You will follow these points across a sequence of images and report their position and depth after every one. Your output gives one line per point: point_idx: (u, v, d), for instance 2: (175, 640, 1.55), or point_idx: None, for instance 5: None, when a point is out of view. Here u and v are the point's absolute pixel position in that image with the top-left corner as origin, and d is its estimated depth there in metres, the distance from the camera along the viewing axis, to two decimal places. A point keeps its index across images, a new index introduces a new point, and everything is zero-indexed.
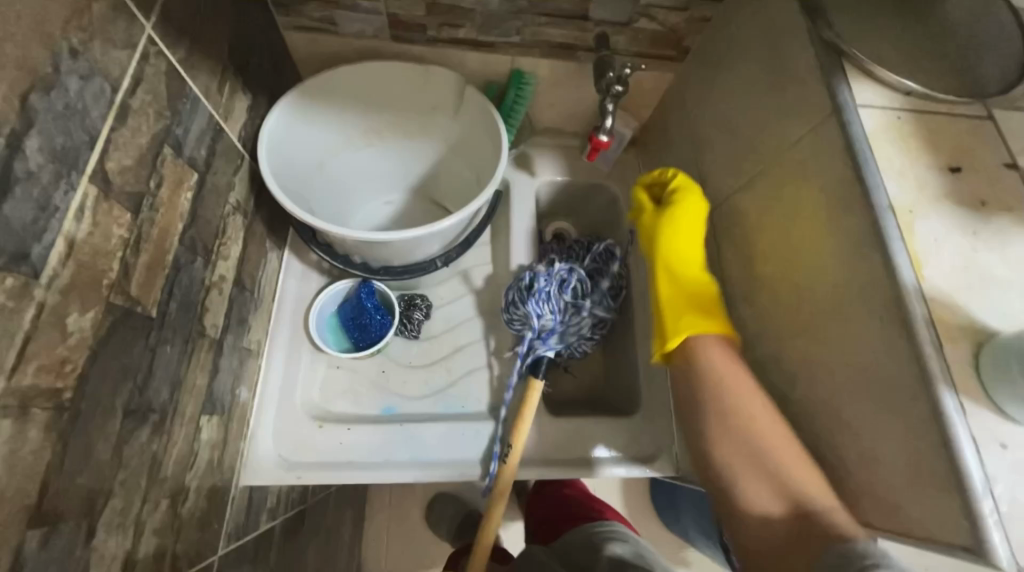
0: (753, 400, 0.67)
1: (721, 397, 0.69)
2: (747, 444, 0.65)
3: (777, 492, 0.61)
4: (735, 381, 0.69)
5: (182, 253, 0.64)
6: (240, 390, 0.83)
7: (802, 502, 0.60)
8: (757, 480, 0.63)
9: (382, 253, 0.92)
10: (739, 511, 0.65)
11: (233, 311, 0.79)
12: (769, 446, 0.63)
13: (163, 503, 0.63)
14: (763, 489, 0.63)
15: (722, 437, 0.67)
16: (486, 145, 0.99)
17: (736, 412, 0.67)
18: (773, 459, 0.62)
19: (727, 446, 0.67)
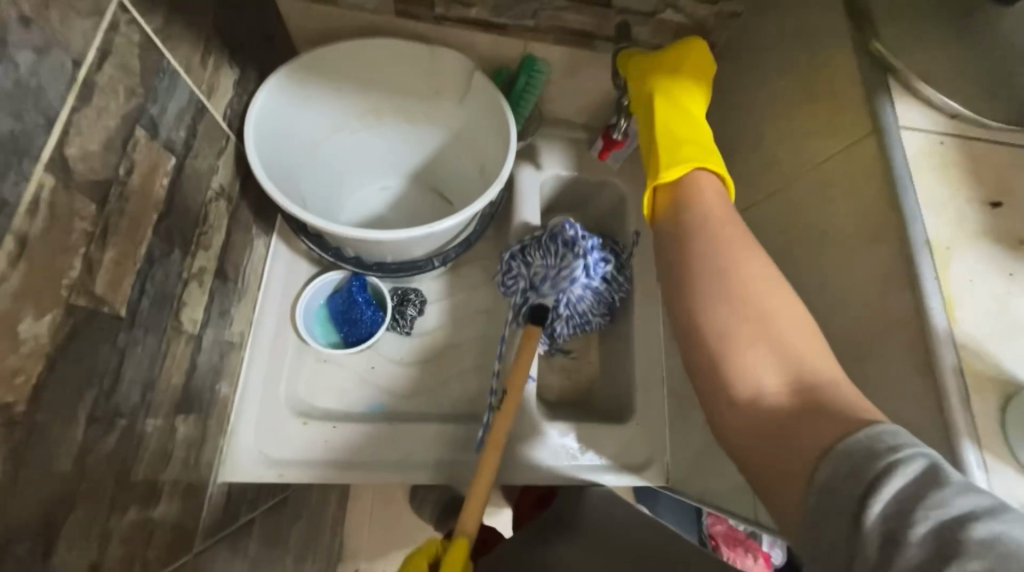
0: (750, 255, 0.56)
1: (705, 243, 0.58)
2: (733, 283, 0.54)
3: (771, 363, 0.49)
4: (729, 229, 0.59)
5: (157, 245, 0.59)
6: (220, 385, 0.79)
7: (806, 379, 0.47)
8: (752, 345, 0.50)
9: (376, 247, 0.87)
10: (725, 406, 0.51)
11: (213, 304, 0.74)
12: (765, 309, 0.51)
13: (134, 508, 0.60)
14: (759, 360, 0.49)
15: (708, 284, 0.55)
16: (492, 137, 0.93)
17: (728, 266, 0.55)
18: (770, 320, 0.51)
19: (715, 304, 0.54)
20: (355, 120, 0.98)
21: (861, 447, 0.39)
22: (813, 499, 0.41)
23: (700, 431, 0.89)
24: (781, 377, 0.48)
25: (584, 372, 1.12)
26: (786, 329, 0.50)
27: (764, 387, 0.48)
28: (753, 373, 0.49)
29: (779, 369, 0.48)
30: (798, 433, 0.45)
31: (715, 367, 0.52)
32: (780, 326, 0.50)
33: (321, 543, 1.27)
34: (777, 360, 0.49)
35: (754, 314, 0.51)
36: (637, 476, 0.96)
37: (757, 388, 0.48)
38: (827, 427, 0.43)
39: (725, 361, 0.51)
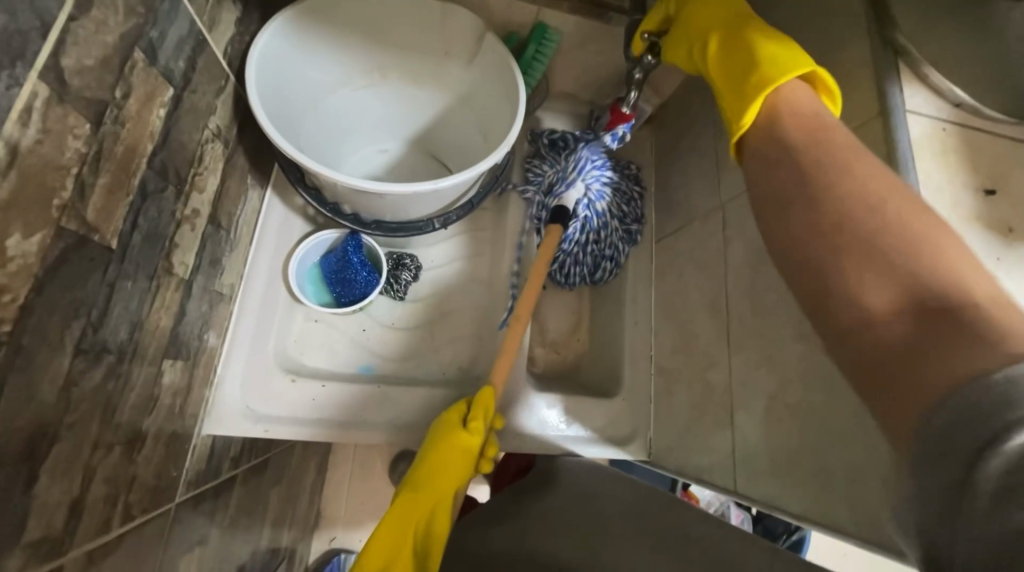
0: (867, 167, 0.47)
1: (812, 152, 0.50)
2: (837, 203, 0.46)
3: (897, 283, 0.41)
4: (829, 144, 0.50)
5: (151, 179, 0.56)
6: (208, 335, 0.78)
7: (946, 297, 0.39)
8: (876, 262, 0.42)
9: (376, 206, 0.85)
10: (835, 329, 0.43)
11: (205, 250, 0.72)
12: (893, 228, 0.42)
13: (118, 448, 0.59)
14: (881, 277, 0.41)
15: (813, 203, 0.47)
16: (499, 102, 0.91)
17: (841, 178, 0.47)
18: (884, 239, 0.42)
19: (824, 218, 0.46)
20: (360, 75, 0.95)
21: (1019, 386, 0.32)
22: (933, 431, 0.35)
23: (684, 406, 0.92)
24: (911, 296, 0.40)
25: (573, 347, 1.13)
26: (924, 243, 0.41)
27: (890, 308, 0.40)
28: (877, 291, 0.41)
29: (907, 284, 0.40)
30: (929, 362, 0.37)
31: (826, 287, 0.44)
32: (912, 238, 0.42)
33: (298, 507, 1.27)
34: (911, 275, 0.40)
35: (877, 228, 0.43)
36: (620, 448, 0.98)
37: (878, 305, 0.41)
38: (969, 356, 0.36)
39: (839, 281, 0.43)
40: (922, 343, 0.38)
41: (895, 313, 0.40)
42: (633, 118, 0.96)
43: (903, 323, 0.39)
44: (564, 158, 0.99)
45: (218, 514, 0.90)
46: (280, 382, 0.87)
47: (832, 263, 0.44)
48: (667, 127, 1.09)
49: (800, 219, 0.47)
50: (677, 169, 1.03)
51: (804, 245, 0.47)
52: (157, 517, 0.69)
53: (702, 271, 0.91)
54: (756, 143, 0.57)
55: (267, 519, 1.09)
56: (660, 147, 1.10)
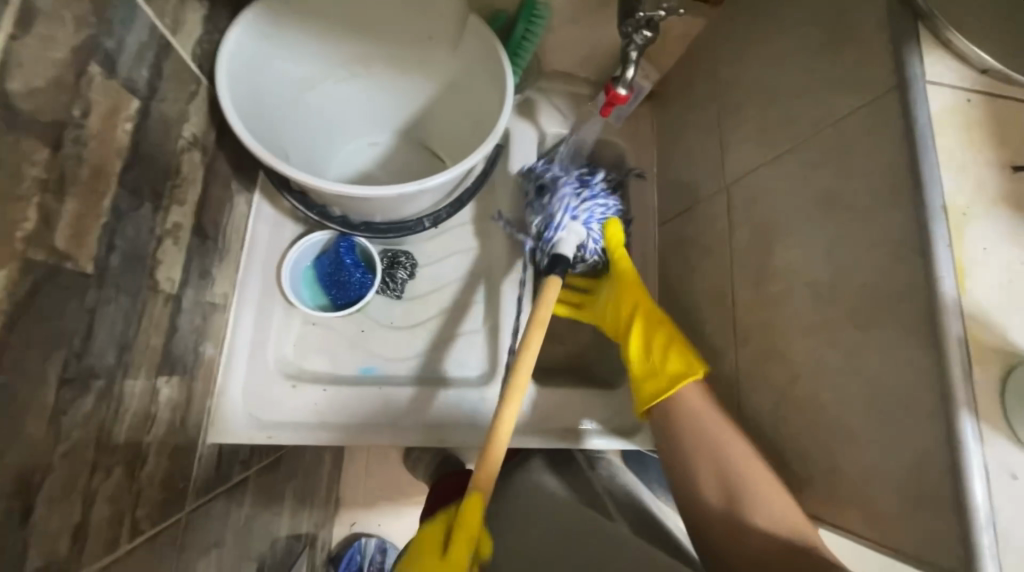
0: (724, 432, 0.71)
1: (698, 449, 0.72)
2: (717, 470, 0.70)
3: (756, 508, 0.65)
4: (719, 436, 0.70)
5: (124, 197, 0.54)
6: (204, 346, 0.77)
7: (789, 535, 0.62)
8: (752, 495, 0.65)
9: (366, 206, 0.83)
10: (703, 527, 0.71)
11: (192, 263, 0.71)
12: (754, 476, 0.66)
13: (119, 468, 0.59)
14: (757, 512, 0.65)
15: (716, 481, 0.70)
16: (488, 89, 0.87)
17: (718, 443, 0.70)
18: (758, 481, 0.66)
19: (716, 465, 0.70)
20: (341, 68, 0.91)
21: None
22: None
23: None
24: (773, 520, 0.63)
25: (577, 336, 1.11)
26: (758, 510, 0.65)
27: (759, 536, 0.64)
28: (755, 534, 0.65)
29: (762, 523, 0.64)
30: (783, 551, 0.62)
31: (726, 505, 0.69)
32: (760, 501, 0.65)
33: (316, 497, 1.29)
34: (769, 518, 0.63)
35: (740, 467, 0.67)
36: (626, 438, 0.96)
37: (759, 538, 0.64)
38: (770, 511, 0.64)
39: (738, 512, 0.67)
40: (784, 547, 0.62)
41: (766, 551, 0.63)
42: (628, 98, 0.86)
43: (769, 543, 0.63)
44: (549, 198, 0.92)
45: (234, 514, 0.92)
46: (282, 388, 0.87)
47: (731, 499, 0.68)
48: (669, 103, 1.03)
49: (691, 476, 0.73)
50: (680, 148, 0.98)
51: (690, 465, 0.73)
52: (169, 527, 0.71)
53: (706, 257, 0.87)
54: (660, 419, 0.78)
55: (283, 516, 1.11)
56: (661, 126, 1.05)
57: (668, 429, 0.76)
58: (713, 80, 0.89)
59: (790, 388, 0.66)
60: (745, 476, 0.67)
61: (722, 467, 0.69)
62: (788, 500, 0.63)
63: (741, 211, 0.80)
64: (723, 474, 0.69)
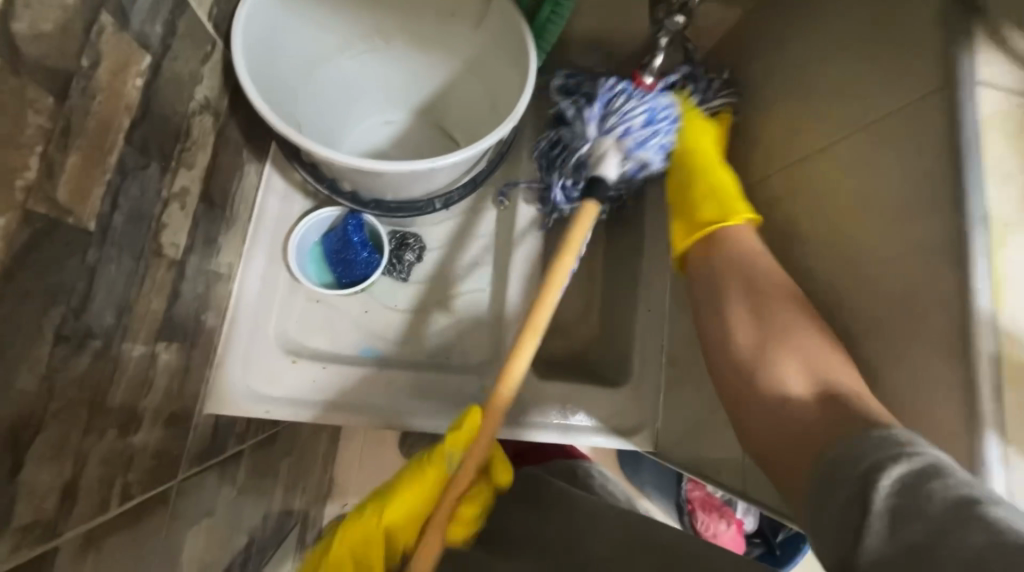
0: (770, 274, 0.64)
1: (742, 266, 0.66)
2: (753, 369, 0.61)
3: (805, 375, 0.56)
4: (774, 287, 0.63)
5: (131, 156, 0.53)
6: (206, 315, 0.76)
7: (830, 384, 0.53)
8: (780, 342, 0.59)
9: (376, 184, 0.81)
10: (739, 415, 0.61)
11: (197, 229, 0.69)
12: (812, 346, 0.57)
13: (113, 431, 0.58)
14: (789, 362, 0.57)
15: (745, 295, 0.64)
16: (508, 70, 0.84)
17: (754, 277, 0.64)
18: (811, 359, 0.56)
19: (748, 297, 0.64)
20: (360, 40, 0.88)
21: (879, 453, 0.42)
22: (816, 496, 0.45)
23: (695, 399, 0.88)
24: (810, 374, 0.55)
25: (582, 332, 1.10)
26: (793, 354, 0.57)
27: (791, 401, 0.55)
28: (791, 394, 0.56)
29: (803, 376, 0.56)
30: (820, 407, 0.52)
31: (744, 386, 0.60)
32: (802, 342, 0.57)
33: (310, 475, 1.29)
34: (802, 345, 0.57)
35: (798, 325, 0.59)
36: (627, 439, 0.95)
37: (782, 396, 0.56)
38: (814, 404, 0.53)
39: (760, 373, 0.59)
40: (820, 405, 0.53)
41: (795, 410, 0.54)
42: (654, 89, 0.82)
43: (800, 400, 0.55)
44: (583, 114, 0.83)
45: (227, 486, 0.91)
46: (281, 363, 0.86)
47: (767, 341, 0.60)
48: None
49: (719, 307, 0.66)
50: None
51: (731, 365, 0.63)
52: (160, 494, 0.70)
53: None
54: (698, 264, 0.71)
55: (277, 490, 1.11)
56: None
57: (702, 273, 0.70)
58: (744, 73, 0.85)
59: None
60: (779, 318, 0.60)
61: (754, 285, 0.64)
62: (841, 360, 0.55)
63: (761, 213, 0.77)
64: (756, 308, 0.63)
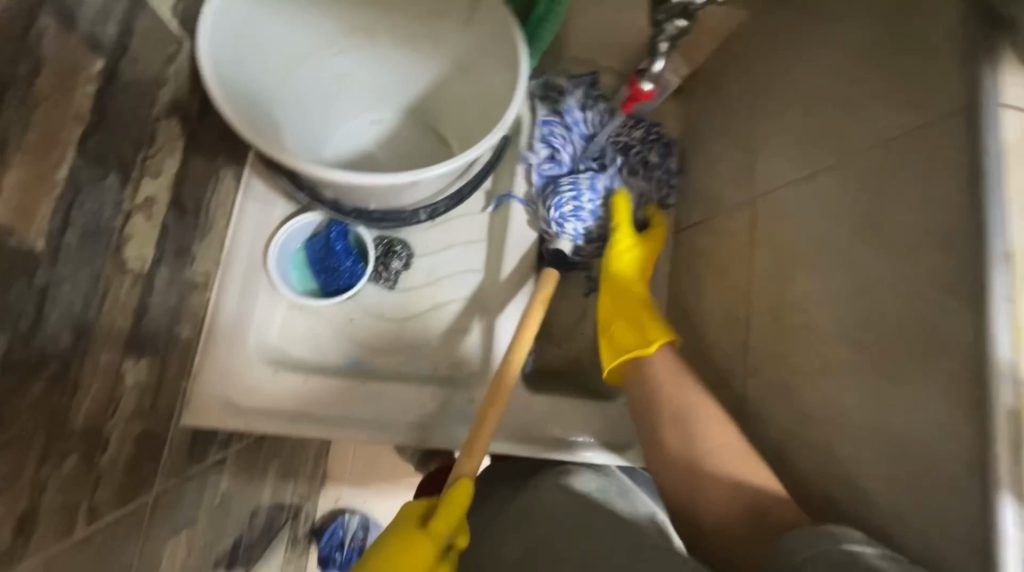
0: (695, 401, 0.69)
1: (663, 394, 0.71)
2: (700, 463, 0.65)
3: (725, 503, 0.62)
4: (696, 401, 0.69)
5: (84, 169, 0.49)
6: (180, 327, 0.73)
7: (749, 494, 0.60)
8: (711, 466, 0.64)
9: (358, 193, 0.77)
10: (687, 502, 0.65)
11: (167, 240, 0.66)
12: (728, 478, 0.62)
13: (75, 456, 0.56)
14: (717, 477, 0.63)
15: (672, 411, 0.69)
16: (500, 71, 0.80)
17: (684, 411, 0.69)
18: (731, 481, 0.62)
19: (679, 417, 0.69)
20: (343, 36, 0.84)
21: (799, 542, 0.48)
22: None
23: None
24: (734, 488, 0.61)
25: (576, 340, 1.06)
26: (717, 471, 0.63)
27: (720, 504, 0.62)
28: (720, 487, 0.62)
29: (731, 485, 0.62)
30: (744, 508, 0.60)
31: (688, 460, 0.66)
32: (725, 462, 0.63)
33: (302, 473, 1.27)
34: (730, 478, 0.62)
35: (720, 466, 0.63)
36: (618, 455, 0.91)
37: (714, 505, 0.62)
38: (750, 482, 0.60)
39: (708, 459, 0.64)
40: (742, 507, 0.60)
41: (728, 512, 0.61)
42: (653, 93, 0.78)
43: (727, 513, 0.61)
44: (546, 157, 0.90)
45: (209, 494, 0.89)
46: (261, 374, 0.83)
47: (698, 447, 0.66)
48: (697, 101, 0.95)
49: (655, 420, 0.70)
50: (704, 151, 0.90)
51: (673, 467, 0.67)
52: (133, 512, 0.68)
53: (721, 273, 0.81)
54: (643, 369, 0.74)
55: (264, 495, 1.09)
56: (687, 124, 0.97)
57: (642, 377, 0.73)
58: (750, 77, 0.80)
59: (804, 430, 0.60)
60: (704, 440, 0.66)
61: (681, 411, 0.69)
62: (758, 467, 0.62)
63: (764, 228, 0.73)
64: (682, 419, 0.68)
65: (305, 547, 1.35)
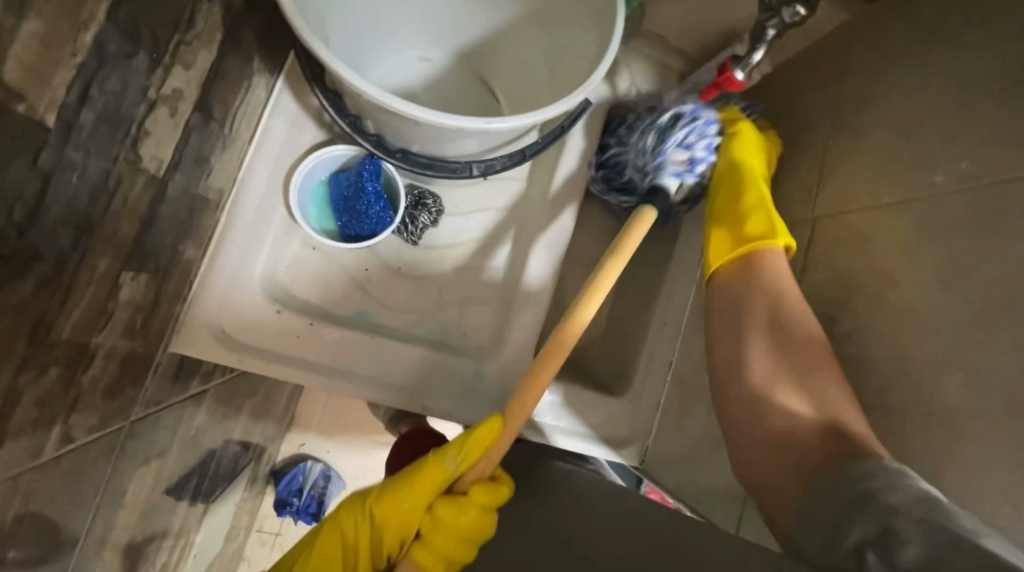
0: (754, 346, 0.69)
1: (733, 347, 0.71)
2: (783, 376, 0.65)
3: (810, 424, 0.60)
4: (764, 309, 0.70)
5: (113, 36, 0.42)
6: (185, 246, 0.66)
7: (838, 422, 0.59)
8: (802, 378, 0.64)
9: (406, 130, 0.70)
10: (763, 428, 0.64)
11: (189, 145, 0.58)
12: (810, 376, 0.63)
13: (56, 370, 0.49)
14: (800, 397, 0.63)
15: (772, 341, 0.68)
16: (584, 30, 0.74)
17: (774, 337, 0.68)
18: (811, 379, 0.63)
19: (769, 339, 0.68)
20: None
21: (874, 472, 0.49)
22: (826, 502, 0.51)
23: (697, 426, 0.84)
24: (818, 410, 0.61)
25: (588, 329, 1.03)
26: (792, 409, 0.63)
27: (796, 424, 0.62)
28: (797, 412, 0.62)
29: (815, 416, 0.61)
30: (825, 435, 0.58)
31: (775, 373, 0.66)
32: (822, 389, 0.62)
33: (273, 413, 1.21)
34: (822, 397, 0.61)
35: (805, 368, 0.64)
36: (610, 450, 0.88)
37: (788, 423, 0.62)
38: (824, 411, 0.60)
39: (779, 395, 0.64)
40: (824, 435, 0.59)
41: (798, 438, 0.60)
42: (743, 85, 0.75)
43: (805, 430, 0.60)
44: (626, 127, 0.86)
45: (183, 427, 0.83)
46: (262, 310, 0.76)
47: (791, 368, 0.65)
48: (764, 103, 0.90)
49: (740, 351, 0.69)
50: (763, 159, 0.86)
51: (760, 416, 0.65)
52: (106, 437, 0.63)
53: None
54: (720, 298, 0.74)
55: (235, 432, 1.03)
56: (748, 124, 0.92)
57: (729, 289, 0.74)
58: (836, 90, 0.76)
59: None
60: (801, 357, 0.65)
61: (779, 343, 0.67)
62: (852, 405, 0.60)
63: (825, 251, 0.70)
64: (781, 345, 0.67)
65: (263, 487, 1.30)
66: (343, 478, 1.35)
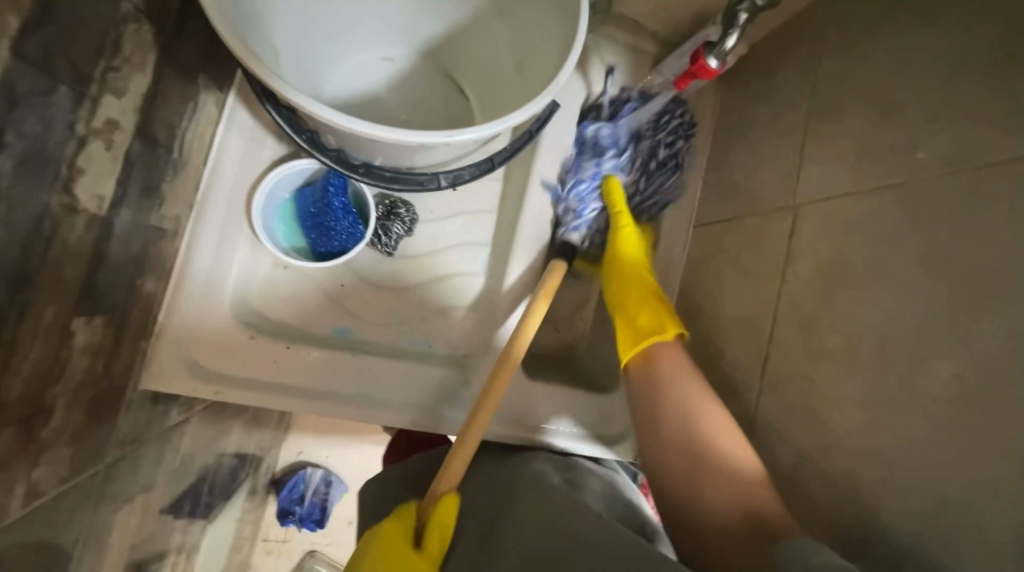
0: (671, 404, 0.68)
1: (662, 418, 0.68)
2: (707, 464, 0.63)
3: (730, 504, 0.60)
4: (678, 389, 0.68)
5: (23, 74, 0.38)
6: (143, 280, 0.62)
7: (752, 507, 0.59)
8: (719, 439, 0.64)
9: (368, 145, 0.67)
10: (690, 512, 0.62)
11: (132, 177, 0.54)
12: (722, 455, 0.63)
13: (10, 431, 0.47)
14: (716, 489, 0.62)
15: (679, 408, 0.67)
16: (548, 22, 0.70)
17: (690, 407, 0.67)
18: (719, 471, 0.62)
19: (683, 412, 0.67)
20: None
21: None
22: None
23: None
24: (732, 496, 0.60)
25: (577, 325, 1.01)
26: (714, 475, 0.62)
27: (716, 502, 0.61)
28: (717, 499, 0.61)
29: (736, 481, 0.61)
30: (747, 528, 0.58)
31: (688, 453, 0.65)
32: (736, 465, 0.62)
33: (268, 425, 1.17)
34: (731, 464, 0.62)
35: (709, 454, 0.64)
36: (606, 448, 0.87)
37: (715, 503, 0.61)
38: (737, 483, 0.61)
39: (700, 475, 0.63)
40: (747, 506, 0.59)
41: (728, 514, 0.60)
42: (718, 74, 0.73)
43: (728, 516, 0.60)
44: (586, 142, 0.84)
45: (169, 458, 0.81)
46: (235, 338, 0.72)
47: (695, 458, 0.64)
48: (742, 85, 0.87)
49: (658, 416, 0.68)
50: (743, 144, 0.84)
51: (692, 498, 0.63)
52: (82, 483, 0.61)
53: (747, 277, 0.77)
54: (636, 378, 0.73)
55: (227, 453, 1.01)
56: (727, 107, 0.90)
57: (640, 384, 0.72)
58: (814, 69, 0.74)
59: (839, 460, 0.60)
60: (704, 457, 0.64)
61: (687, 407, 0.67)
62: (753, 461, 0.63)
63: (807, 239, 0.69)
64: (686, 422, 0.66)
65: (263, 498, 1.29)
66: (343, 484, 1.35)
